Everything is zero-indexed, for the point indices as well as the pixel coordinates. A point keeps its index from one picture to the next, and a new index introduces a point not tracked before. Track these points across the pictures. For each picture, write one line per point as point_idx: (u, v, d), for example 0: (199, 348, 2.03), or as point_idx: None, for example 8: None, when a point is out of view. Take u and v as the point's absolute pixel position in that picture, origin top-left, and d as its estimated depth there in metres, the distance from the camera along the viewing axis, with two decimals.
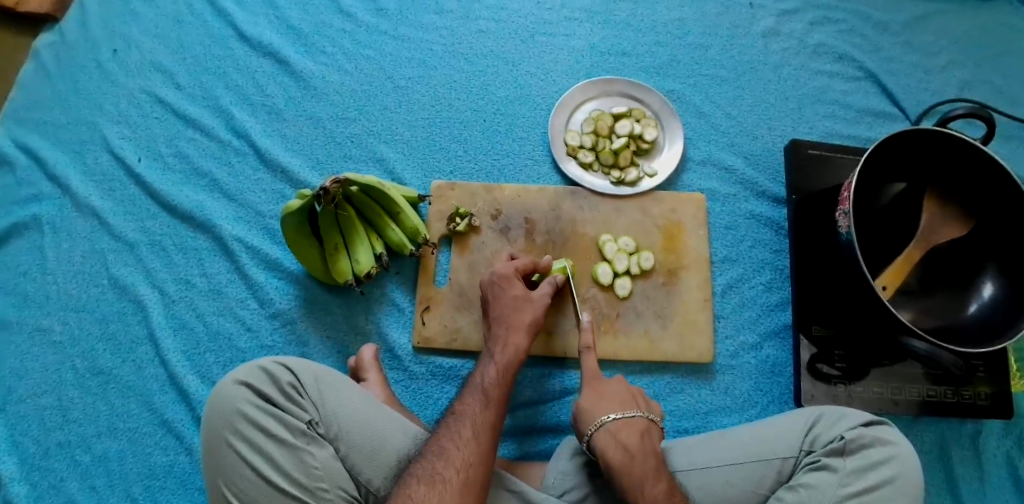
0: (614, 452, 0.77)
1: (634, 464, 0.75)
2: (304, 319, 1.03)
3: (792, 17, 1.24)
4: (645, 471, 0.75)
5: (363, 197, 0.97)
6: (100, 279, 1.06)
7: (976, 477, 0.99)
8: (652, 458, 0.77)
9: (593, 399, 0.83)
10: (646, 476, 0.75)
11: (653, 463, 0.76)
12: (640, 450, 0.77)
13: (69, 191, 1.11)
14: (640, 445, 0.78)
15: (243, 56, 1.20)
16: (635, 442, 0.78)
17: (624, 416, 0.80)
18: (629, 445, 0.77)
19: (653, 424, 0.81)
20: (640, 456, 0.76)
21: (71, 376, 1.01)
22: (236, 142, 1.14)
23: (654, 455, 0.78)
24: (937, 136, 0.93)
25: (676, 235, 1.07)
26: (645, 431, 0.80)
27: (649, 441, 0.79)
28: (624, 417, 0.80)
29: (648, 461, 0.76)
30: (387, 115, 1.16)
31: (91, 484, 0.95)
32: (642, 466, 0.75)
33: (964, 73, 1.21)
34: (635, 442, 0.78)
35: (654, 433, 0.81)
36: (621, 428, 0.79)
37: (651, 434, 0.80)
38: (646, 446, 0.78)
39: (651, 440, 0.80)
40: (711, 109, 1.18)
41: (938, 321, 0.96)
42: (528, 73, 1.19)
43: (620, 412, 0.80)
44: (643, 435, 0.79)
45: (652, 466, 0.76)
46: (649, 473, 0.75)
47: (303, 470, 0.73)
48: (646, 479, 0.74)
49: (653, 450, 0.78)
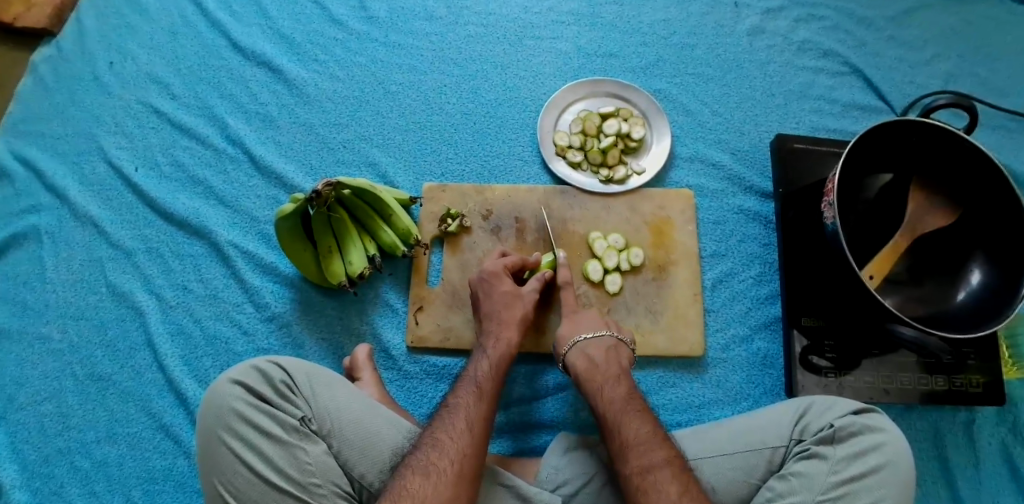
0: (582, 365, 0.87)
1: (597, 371, 0.85)
2: (299, 322, 1.05)
3: (777, 15, 1.26)
4: (606, 377, 0.84)
5: (356, 200, 0.99)
6: (98, 287, 1.08)
7: (970, 465, 0.99)
8: (616, 368, 0.86)
9: (568, 325, 0.93)
10: (606, 381, 0.84)
11: (617, 371, 0.86)
12: (606, 362, 0.87)
13: (67, 201, 1.13)
14: (606, 359, 0.87)
15: (237, 65, 1.23)
16: (601, 355, 0.88)
17: (595, 336, 0.90)
18: (595, 358, 0.87)
19: (622, 344, 0.91)
20: (604, 365, 0.86)
21: (71, 383, 1.03)
22: (231, 149, 1.16)
23: (619, 366, 0.87)
24: (921, 126, 0.94)
25: (665, 230, 1.08)
26: (613, 348, 0.89)
27: (616, 356, 0.88)
28: (595, 336, 0.90)
29: (611, 370, 0.86)
30: (378, 120, 1.18)
31: (91, 489, 0.97)
32: (604, 373, 0.85)
33: (948, 66, 1.22)
34: (601, 356, 0.87)
35: (625, 353, 0.90)
36: (590, 345, 0.89)
37: (619, 352, 0.89)
38: (612, 360, 0.87)
39: (619, 357, 0.89)
40: (698, 107, 1.19)
41: (928, 309, 0.97)
42: (516, 76, 1.21)
43: (592, 333, 0.90)
44: (609, 351, 0.88)
45: (614, 375, 0.85)
46: (610, 379, 0.84)
47: (297, 466, 0.74)
48: (608, 382, 0.84)
49: (620, 363, 0.88)
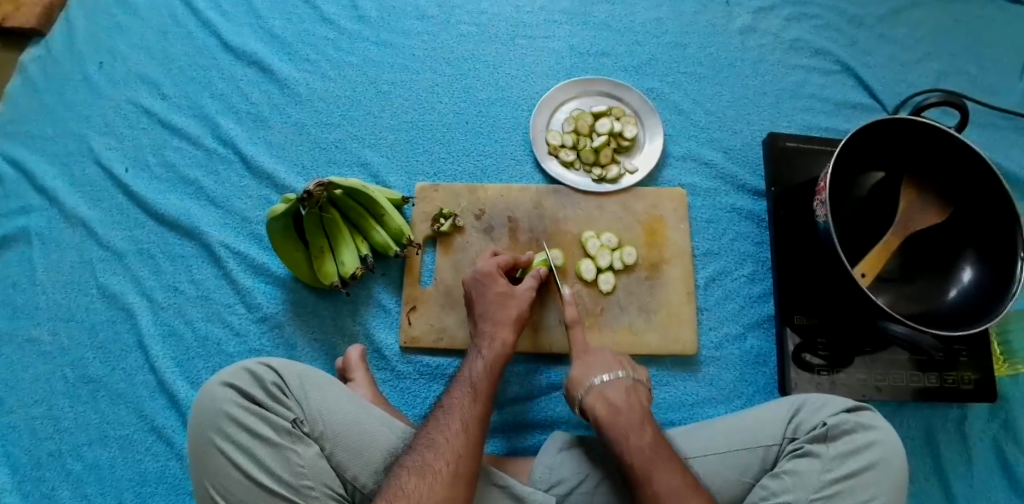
0: (602, 409, 0.83)
1: (620, 417, 0.81)
2: (291, 322, 1.04)
3: (769, 13, 1.26)
4: (630, 423, 0.80)
5: (348, 200, 0.98)
6: (89, 288, 1.07)
7: (962, 462, 1.00)
8: (638, 410, 0.82)
9: (584, 366, 0.88)
10: (630, 429, 0.79)
11: (640, 413, 0.81)
12: (627, 405, 0.82)
13: (57, 202, 1.12)
14: (627, 402, 0.83)
15: (228, 65, 1.22)
16: (622, 398, 0.83)
17: (612, 377, 0.86)
18: (615, 401, 0.83)
19: (640, 383, 0.86)
20: (626, 410, 0.82)
21: (62, 385, 1.02)
22: (222, 149, 1.16)
23: (640, 407, 0.83)
24: (912, 125, 0.95)
25: (658, 229, 1.08)
26: (632, 388, 0.85)
27: (636, 397, 0.84)
28: (613, 377, 0.85)
29: (633, 415, 0.81)
30: (370, 119, 1.18)
31: (83, 492, 0.96)
32: (627, 418, 0.81)
33: (939, 65, 1.23)
34: (621, 399, 0.83)
35: (644, 393, 0.86)
36: (609, 387, 0.84)
37: (639, 392, 0.85)
38: (633, 402, 0.83)
39: (639, 398, 0.84)
40: (690, 106, 1.19)
41: (919, 307, 0.97)
42: (509, 75, 1.21)
43: (608, 374, 0.86)
44: (630, 392, 0.84)
45: (638, 420, 0.80)
46: (635, 426, 0.80)
47: (289, 468, 0.74)
48: (632, 429, 0.79)
49: (641, 404, 0.83)
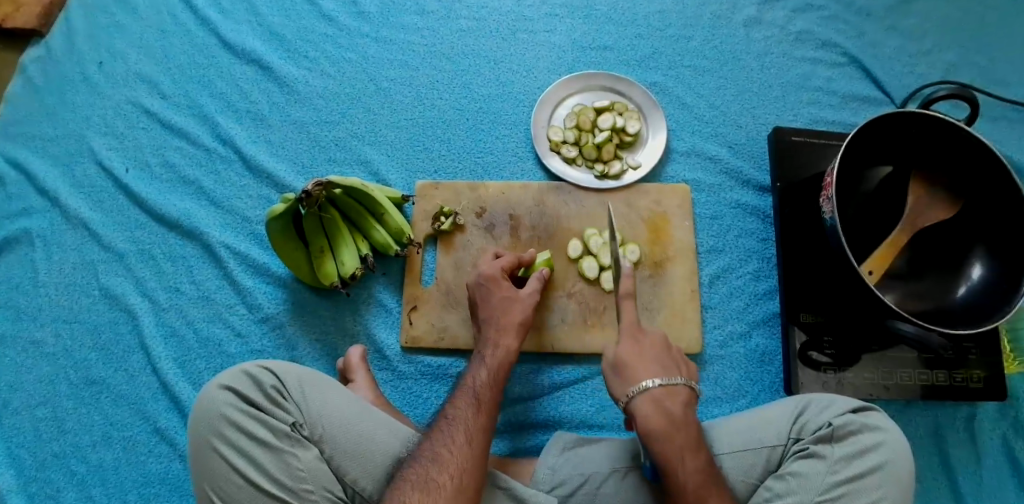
0: (656, 420, 0.74)
1: (677, 435, 0.73)
2: (292, 323, 1.04)
3: (774, 5, 1.24)
4: (687, 443, 0.73)
5: (348, 199, 0.97)
6: (91, 290, 1.07)
7: (971, 461, 0.98)
8: (694, 428, 0.75)
9: (635, 362, 0.78)
10: (687, 450, 0.73)
11: (695, 431, 0.74)
12: (682, 420, 0.75)
13: (59, 204, 1.12)
14: (682, 416, 0.75)
15: (227, 64, 1.21)
16: (679, 411, 0.75)
17: (668, 382, 0.76)
18: (670, 412, 0.74)
19: (694, 390, 0.78)
20: (684, 427, 0.74)
21: (66, 387, 1.02)
22: (222, 149, 1.15)
23: (695, 424, 0.75)
24: (922, 118, 0.92)
25: (661, 226, 1.06)
26: (686, 399, 0.77)
27: (690, 409, 0.76)
28: (669, 384, 0.76)
29: (690, 433, 0.74)
30: (370, 117, 1.16)
31: (87, 493, 0.96)
32: (683, 436, 0.73)
33: (950, 56, 1.20)
34: (677, 412, 0.75)
35: (695, 400, 0.78)
36: (664, 396, 0.75)
37: (691, 400, 0.77)
38: (688, 417, 0.75)
39: (692, 409, 0.77)
40: (694, 100, 1.17)
41: (927, 305, 0.95)
42: (509, 70, 1.20)
43: (664, 378, 0.76)
44: (685, 405, 0.76)
45: (694, 438, 0.74)
46: (690, 446, 0.73)
47: (288, 472, 0.74)
48: (688, 450, 0.73)
49: (695, 417, 0.76)
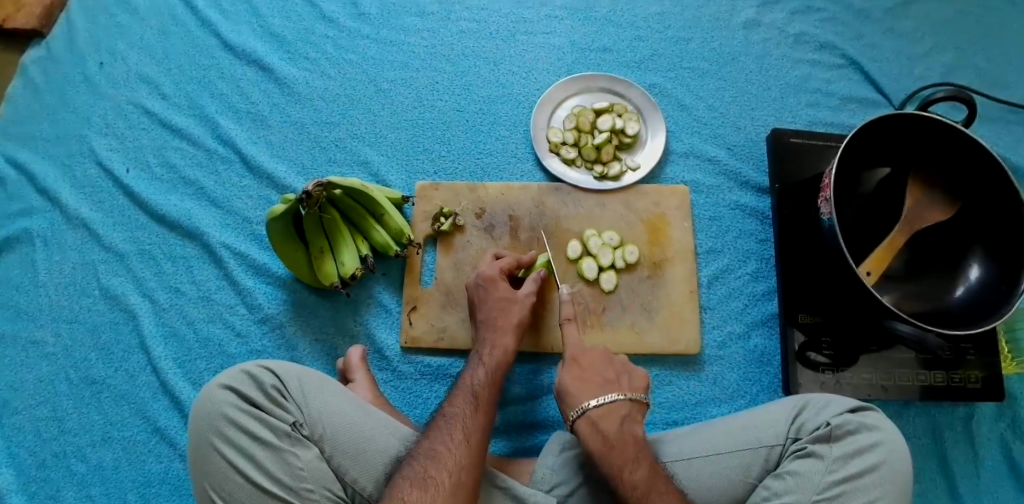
0: (593, 438, 0.79)
1: (612, 450, 0.77)
2: (293, 323, 1.04)
3: (773, 7, 1.24)
4: (623, 457, 0.76)
5: (348, 200, 0.98)
6: (91, 290, 1.08)
7: (969, 462, 0.99)
8: (633, 443, 0.78)
9: (577, 385, 0.84)
10: (624, 462, 0.76)
11: (634, 446, 0.78)
12: (619, 435, 0.79)
13: (59, 204, 1.12)
14: (619, 432, 0.79)
15: (227, 65, 1.21)
16: (614, 428, 0.79)
17: (605, 402, 0.81)
18: (606, 431, 0.79)
19: (635, 407, 0.82)
20: (619, 443, 0.78)
21: (66, 387, 1.02)
22: (222, 149, 1.15)
23: (635, 440, 0.79)
24: (919, 120, 0.93)
25: (660, 227, 1.07)
26: (625, 415, 0.81)
27: (630, 426, 0.80)
28: (606, 403, 0.81)
29: (627, 447, 0.77)
30: (370, 118, 1.17)
31: (87, 492, 0.97)
32: (620, 451, 0.77)
33: (947, 58, 1.21)
34: (613, 429, 0.79)
35: (639, 418, 0.82)
36: (601, 416, 0.80)
37: (632, 419, 0.81)
38: (627, 431, 0.79)
39: (633, 424, 0.81)
40: (693, 101, 1.18)
41: (926, 306, 0.96)
42: (509, 72, 1.20)
43: (601, 398, 0.82)
44: (622, 421, 0.80)
45: (632, 452, 0.77)
46: (628, 459, 0.76)
47: (288, 471, 0.74)
48: (625, 463, 0.76)
49: (635, 434, 0.80)
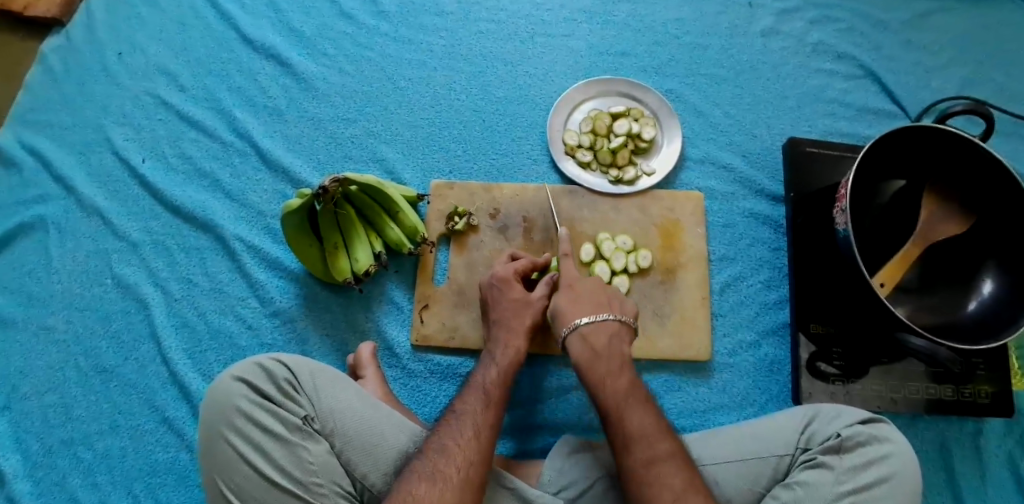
0: (582, 353, 0.83)
1: (598, 362, 0.82)
2: (304, 318, 1.04)
3: (792, 16, 1.24)
4: (608, 368, 0.81)
5: (363, 196, 0.98)
6: (104, 279, 1.08)
7: (977, 477, 0.98)
8: (618, 357, 0.82)
9: (570, 304, 0.88)
10: (609, 372, 0.80)
11: (619, 360, 0.82)
12: (606, 349, 0.83)
13: (74, 192, 1.12)
14: (607, 347, 0.83)
15: (246, 58, 1.22)
16: (603, 343, 0.84)
17: (596, 320, 0.85)
18: (596, 346, 0.83)
19: (624, 328, 0.86)
20: (605, 356, 0.82)
21: (75, 374, 1.03)
22: (238, 142, 1.16)
23: (621, 355, 0.83)
24: (936, 133, 0.93)
25: (674, 233, 1.07)
26: (614, 332, 0.85)
27: (618, 343, 0.84)
28: (596, 320, 0.85)
29: (612, 360, 0.82)
30: (387, 115, 1.17)
31: (93, 480, 0.97)
32: (605, 364, 0.81)
33: (966, 72, 1.20)
34: (602, 344, 0.84)
35: (626, 336, 0.86)
36: (591, 331, 0.85)
37: (620, 338, 0.85)
38: (614, 348, 0.84)
39: (621, 341, 0.85)
40: (710, 108, 1.18)
41: (938, 319, 0.96)
42: (527, 73, 1.20)
43: (593, 317, 0.86)
44: (611, 338, 0.84)
45: (617, 364, 0.82)
46: (612, 370, 0.81)
47: (299, 465, 0.74)
48: (609, 374, 0.80)
49: (621, 350, 0.84)
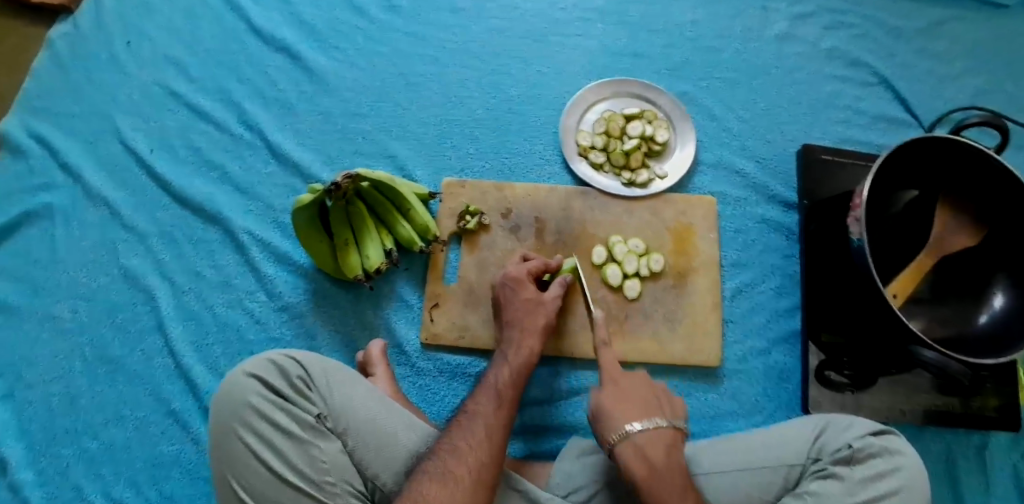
0: (637, 466, 0.73)
1: (659, 481, 0.71)
2: (312, 313, 1.04)
3: (807, 21, 1.24)
4: (671, 491, 0.71)
5: (375, 193, 0.97)
6: (110, 269, 1.07)
7: (981, 488, 0.99)
8: (679, 474, 0.73)
9: (617, 407, 0.78)
10: (672, 497, 0.70)
11: (680, 477, 0.72)
12: (665, 464, 0.73)
13: (82, 181, 1.11)
14: (666, 462, 0.73)
15: (256, 50, 1.20)
16: (660, 457, 0.73)
17: (651, 426, 0.75)
18: (653, 459, 0.73)
19: (679, 434, 0.77)
20: (667, 473, 0.72)
21: (80, 364, 1.02)
22: (248, 135, 1.15)
23: (681, 470, 0.73)
24: (950, 144, 0.92)
25: (686, 237, 1.06)
26: (670, 442, 0.75)
27: (676, 456, 0.74)
28: (651, 428, 0.75)
29: (674, 478, 0.72)
30: (399, 111, 1.16)
31: (97, 471, 0.96)
32: (668, 484, 0.71)
33: (979, 82, 1.20)
34: (660, 458, 0.73)
35: (681, 444, 0.76)
36: (646, 443, 0.74)
37: (676, 447, 0.75)
38: (673, 461, 0.74)
39: (677, 452, 0.75)
40: (723, 112, 1.17)
41: (948, 331, 0.96)
42: (541, 72, 1.19)
43: (647, 421, 0.75)
44: (669, 450, 0.74)
45: (680, 485, 0.72)
46: (676, 494, 0.71)
47: (311, 463, 0.73)
48: (673, 497, 0.70)
49: (680, 464, 0.74)
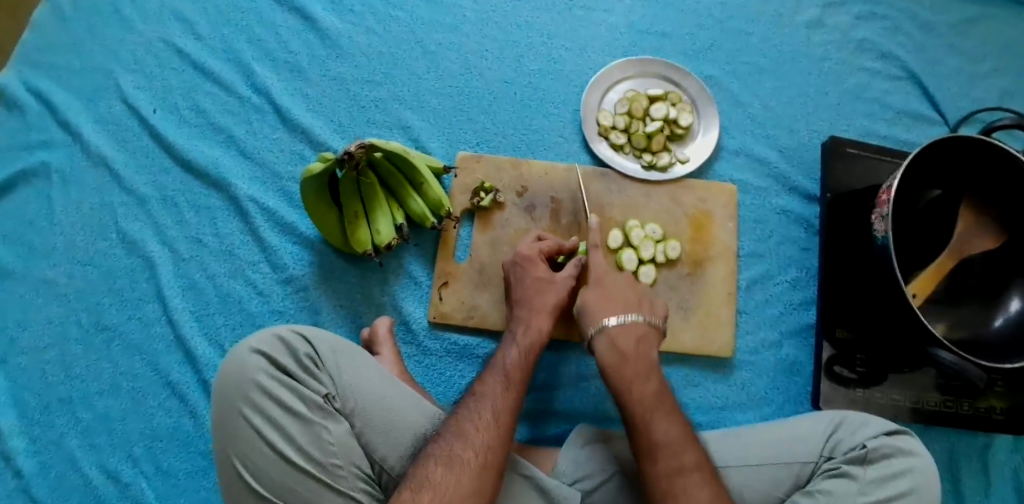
0: (610, 353, 0.80)
1: (626, 365, 0.79)
2: (317, 287, 1.01)
3: (838, 9, 1.20)
4: (636, 371, 0.78)
5: (387, 164, 0.93)
6: (108, 233, 1.03)
7: (981, 490, 0.98)
8: (646, 360, 0.80)
9: (597, 293, 0.86)
10: (636, 375, 0.77)
11: (647, 365, 0.79)
12: (635, 352, 0.80)
13: (80, 139, 1.06)
14: (635, 349, 0.80)
15: (267, 10, 1.15)
16: (630, 346, 0.80)
17: (626, 319, 0.82)
18: (624, 346, 0.80)
19: (652, 330, 0.83)
20: (632, 359, 0.79)
21: (75, 330, 0.98)
22: (256, 98, 1.10)
23: (648, 359, 0.80)
24: (980, 145, 0.89)
25: (704, 225, 1.04)
26: (645, 336, 0.82)
27: (644, 347, 0.81)
28: (624, 322, 0.82)
29: (639, 364, 0.79)
30: (413, 80, 1.12)
31: (91, 441, 0.93)
32: (633, 367, 0.78)
33: (1007, 82, 1.17)
34: (630, 346, 0.80)
35: (654, 340, 0.83)
36: (620, 334, 0.81)
37: (648, 341, 0.82)
38: (641, 350, 0.81)
39: (649, 346, 0.82)
40: (749, 99, 1.14)
41: (965, 333, 0.94)
42: (563, 47, 1.15)
43: (621, 317, 0.82)
44: (640, 340, 0.81)
45: (644, 368, 0.78)
46: (638, 375, 0.77)
47: (318, 445, 0.71)
48: (636, 378, 0.77)
49: (649, 354, 0.81)
